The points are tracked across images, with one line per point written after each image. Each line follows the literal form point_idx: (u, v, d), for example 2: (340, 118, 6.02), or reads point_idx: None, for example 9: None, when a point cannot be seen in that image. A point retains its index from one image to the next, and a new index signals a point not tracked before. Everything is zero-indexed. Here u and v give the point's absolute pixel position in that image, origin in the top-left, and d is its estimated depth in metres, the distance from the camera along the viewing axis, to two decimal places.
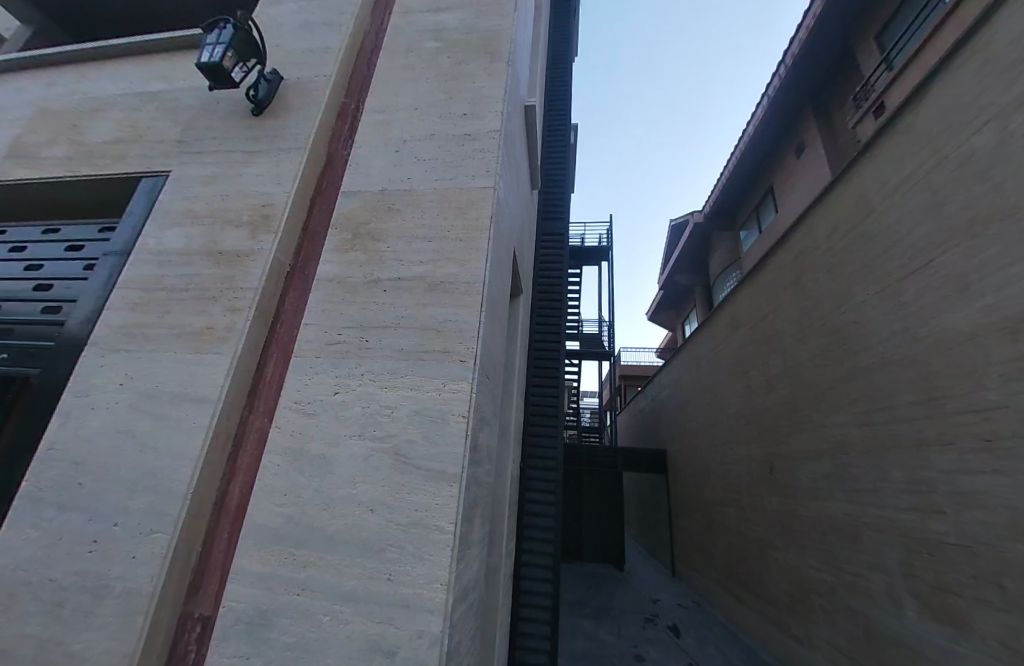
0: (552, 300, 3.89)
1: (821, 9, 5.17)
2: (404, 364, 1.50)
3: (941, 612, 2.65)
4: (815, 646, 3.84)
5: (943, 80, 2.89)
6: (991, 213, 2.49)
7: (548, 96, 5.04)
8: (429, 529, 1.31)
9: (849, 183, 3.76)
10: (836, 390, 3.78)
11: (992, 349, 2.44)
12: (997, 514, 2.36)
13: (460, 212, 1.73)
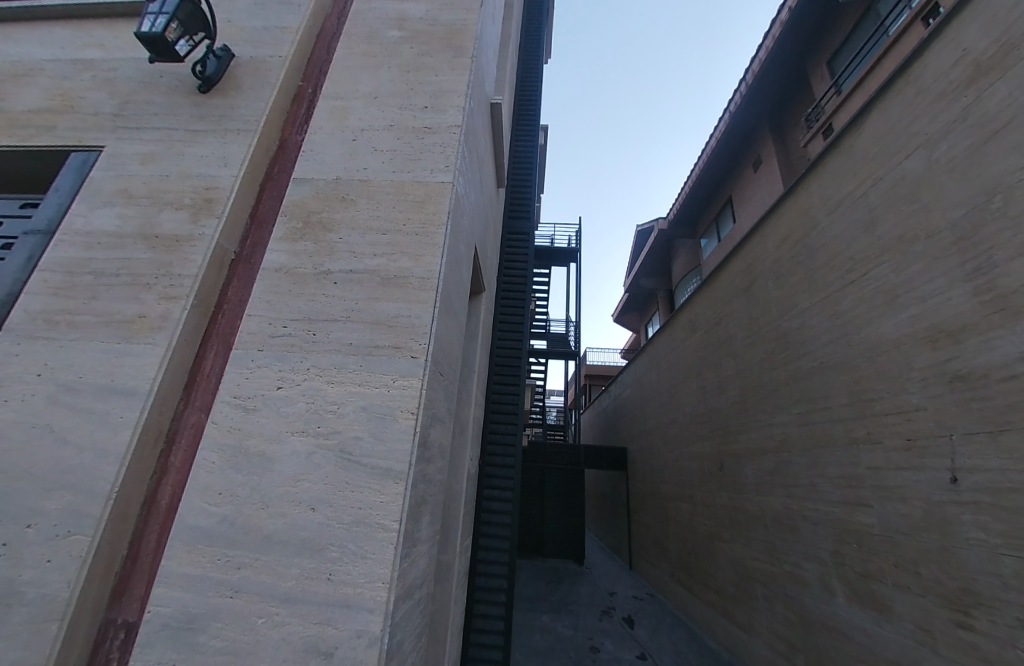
0: (515, 298, 3.91)
1: (780, 31, 5.51)
2: (351, 359, 1.46)
3: (866, 597, 2.88)
4: (756, 632, 4.08)
5: (880, 107, 3.13)
6: (918, 232, 2.71)
7: (518, 95, 5.05)
8: (373, 528, 1.28)
9: (797, 198, 4.00)
10: (780, 392, 4.02)
11: (915, 356, 2.67)
12: (915, 507, 2.59)
13: (417, 205, 1.70)
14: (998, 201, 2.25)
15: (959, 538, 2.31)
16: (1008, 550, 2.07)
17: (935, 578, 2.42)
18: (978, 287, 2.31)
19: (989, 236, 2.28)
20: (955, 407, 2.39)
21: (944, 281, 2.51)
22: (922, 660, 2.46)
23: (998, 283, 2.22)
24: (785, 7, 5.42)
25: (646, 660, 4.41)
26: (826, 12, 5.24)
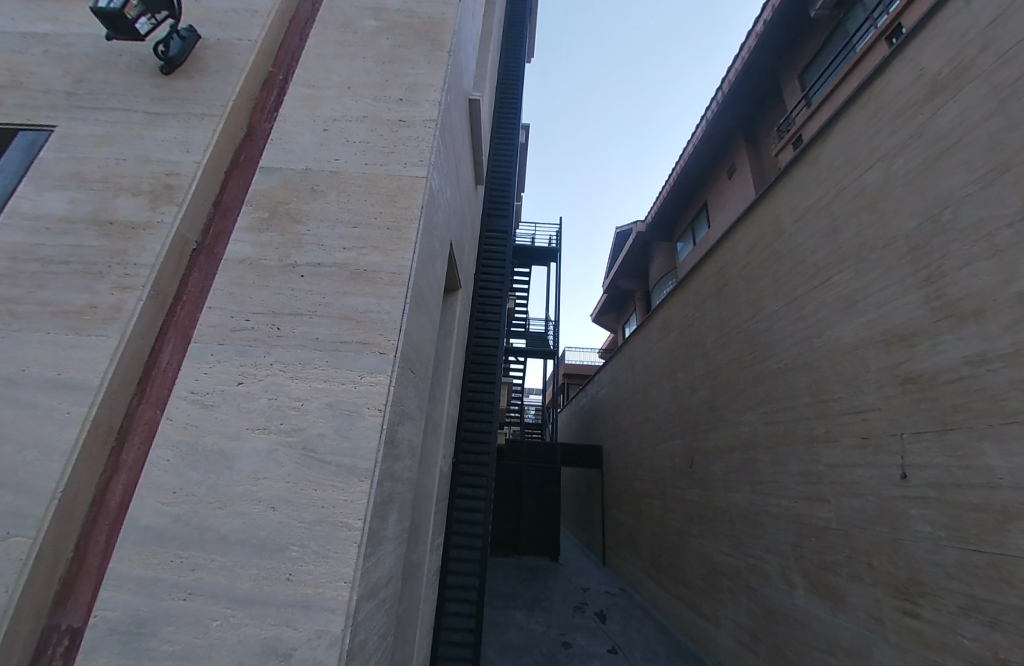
0: (492, 296, 3.91)
1: (756, 42, 5.69)
2: (318, 354, 1.43)
3: (823, 589, 3.02)
4: (721, 624, 4.22)
5: (844, 120, 3.27)
6: (876, 240, 2.85)
7: (500, 93, 5.03)
8: (336, 526, 1.26)
9: (767, 205, 4.14)
10: (747, 391, 4.16)
11: (871, 359, 2.81)
12: (868, 502, 2.73)
13: (390, 199, 1.67)
14: (949, 214, 2.39)
15: (907, 530, 2.45)
16: (950, 542, 2.21)
17: (886, 568, 2.56)
18: (929, 294, 2.45)
19: (940, 247, 2.42)
20: (906, 407, 2.53)
21: (899, 288, 2.65)
22: (872, 647, 2.60)
23: (947, 291, 2.36)
24: (761, 19, 5.60)
25: (617, 653, 4.50)
26: (799, 27, 5.45)
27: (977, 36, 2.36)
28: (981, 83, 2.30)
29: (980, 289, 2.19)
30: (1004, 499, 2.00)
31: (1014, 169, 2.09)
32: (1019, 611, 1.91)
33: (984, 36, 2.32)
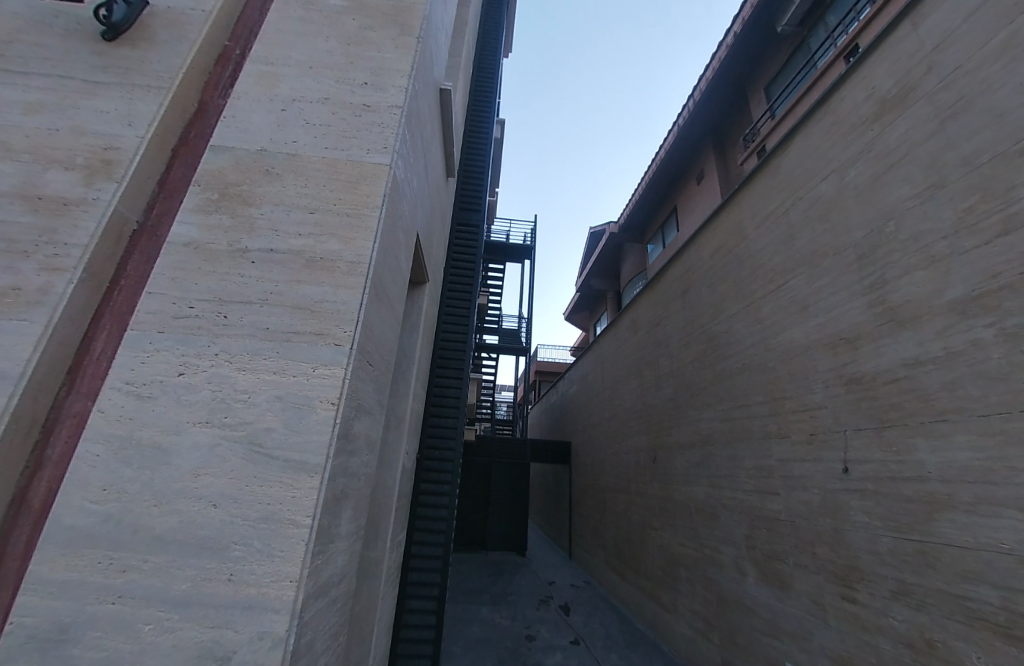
0: (461, 291, 3.86)
1: (727, 53, 5.87)
2: (267, 345, 1.37)
3: (771, 577, 3.18)
4: (678, 612, 4.39)
5: (803, 132, 3.44)
6: (828, 249, 3.01)
7: (476, 86, 4.98)
8: (281, 524, 1.20)
9: (730, 211, 4.30)
10: (708, 389, 4.32)
11: (819, 360, 2.97)
12: (813, 494, 2.89)
13: (350, 186, 1.62)
14: (892, 225, 2.55)
15: (847, 521, 2.62)
16: (885, 531, 2.38)
17: (828, 557, 2.73)
18: (872, 300, 2.62)
19: (883, 256, 2.58)
20: (849, 405, 2.69)
21: (846, 294, 2.81)
22: (814, 630, 2.76)
23: (888, 297, 2.52)
24: (731, 31, 5.78)
25: (579, 644, 4.60)
26: (766, 41, 5.68)
27: (923, 60, 2.52)
28: (925, 104, 2.46)
29: (917, 296, 2.36)
30: (933, 491, 2.16)
31: (950, 186, 2.25)
32: (941, 593, 2.08)
33: (928, 61, 2.49)
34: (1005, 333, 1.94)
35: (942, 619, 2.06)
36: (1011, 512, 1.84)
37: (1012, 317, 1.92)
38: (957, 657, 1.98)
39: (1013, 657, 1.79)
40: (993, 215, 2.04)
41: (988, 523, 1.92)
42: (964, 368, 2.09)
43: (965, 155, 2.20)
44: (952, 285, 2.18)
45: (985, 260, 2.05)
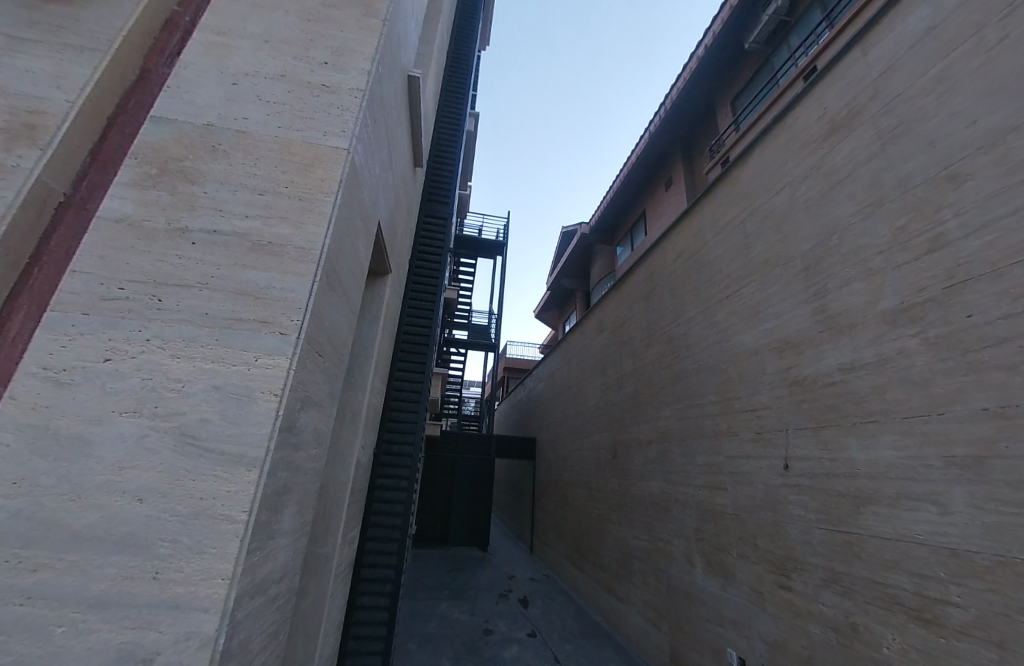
0: (427, 285, 3.81)
1: (698, 64, 6.06)
2: (206, 332, 1.30)
3: (716, 568, 3.35)
4: (631, 603, 4.54)
5: (760, 147, 3.61)
6: (779, 258, 3.18)
7: (450, 77, 4.91)
8: (215, 520, 1.15)
9: (692, 218, 4.45)
10: (665, 389, 4.48)
11: (767, 363, 3.14)
12: (757, 489, 3.06)
13: (304, 169, 1.55)
14: (836, 239, 2.72)
15: (786, 515, 2.79)
16: (818, 524, 2.55)
17: (767, 547, 2.90)
18: (815, 308, 2.79)
19: (827, 268, 2.76)
20: (792, 406, 2.87)
21: (793, 301, 2.98)
22: (753, 616, 2.93)
23: (829, 306, 2.70)
24: (702, 43, 5.98)
25: (535, 637, 4.67)
26: (734, 57, 5.91)
27: (869, 85, 2.69)
28: (869, 126, 2.64)
29: (855, 306, 2.53)
30: (860, 486, 2.34)
31: (888, 204, 2.43)
32: (864, 579, 2.26)
33: (873, 86, 2.66)
34: (928, 342, 2.12)
35: (864, 603, 2.24)
36: (926, 505, 2.02)
37: (934, 327, 2.11)
38: (876, 638, 2.16)
39: (923, 636, 1.97)
40: (923, 233, 2.22)
41: (906, 516, 2.10)
42: (892, 374, 2.27)
43: (901, 177, 2.38)
44: (885, 297, 2.36)
45: (914, 274, 2.23)
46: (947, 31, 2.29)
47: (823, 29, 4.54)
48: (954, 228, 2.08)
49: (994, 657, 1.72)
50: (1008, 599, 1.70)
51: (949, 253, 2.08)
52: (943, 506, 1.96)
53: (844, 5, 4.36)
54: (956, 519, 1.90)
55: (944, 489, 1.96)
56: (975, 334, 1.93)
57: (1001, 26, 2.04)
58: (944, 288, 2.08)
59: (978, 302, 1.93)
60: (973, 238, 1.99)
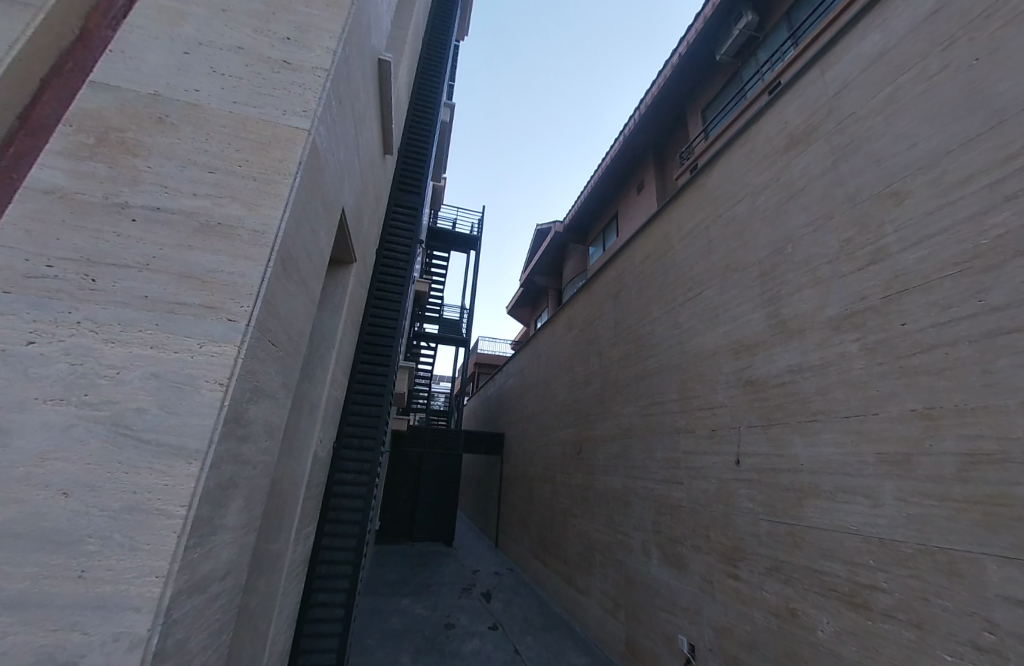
0: (394, 276, 3.73)
1: (672, 72, 6.22)
2: (145, 316, 1.22)
3: (671, 559, 3.49)
4: (590, 594, 4.66)
5: (726, 155, 3.74)
6: (738, 264, 3.33)
7: (425, 65, 4.81)
8: (150, 515, 1.09)
9: (660, 221, 4.58)
10: (629, 387, 4.61)
11: (723, 363, 3.29)
12: (710, 483, 3.21)
13: (260, 148, 1.49)
14: (790, 248, 2.87)
15: (736, 508, 2.94)
16: (764, 516, 2.70)
17: (718, 538, 3.05)
18: (769, 313, 2.94)
19: (781, 275, 2.91)
20: (745, 405, 3.02)
21: (749, 306, 3.13)
22: (703, 603, 3.08)
23: (781, 311, 2.85)
24: (677, 51, 6.13)
25: (497, 629, 4.72)
26: (706, 67, 6.11)
27: (825, 103, 2.85)
28: (824, 143, 2.79)
29: (804, 312, 2.68)
30: (803, 481, 2.50)
31: (837, 217, 2.59)
32: (803, 568, 2.42)
33: (829, 105, 2.82)
34: (866, 347, 2.28)
35: (803, 590, 2.40)
36: (860, 498, 2.19)
37: (872, 334, 2.27)
38: (811, 621, 2.33)
39: (853, 619, 2.14)
40: (866, 246, 2.38)
41: (842, 508, 2.26)
42: (835, 376, 2.43)
43: (850, 192, 2.53)
44: (831, 304, 2.51)
45: (857, 284, 2.39)
46: (895, 58, 2.45)
47: (789, 46, 4.76)
48: (894, 242, 2.24)
49: (912, 636, 1.89)
50: (926, 584, 1.87)
51: (888, 265, 2.24)
52: (874, 499, 2.12)
53: (808, 25, 4.60)
54: (884, 511, 2.07)
55: (876, 483, 2.12)
56: (907, 341, 2.10)
57: (942, 57, 2.20)
58: (883, 297, 2.24)
59: (911, 311, 2.10)
60: (909, 253, 2.15)
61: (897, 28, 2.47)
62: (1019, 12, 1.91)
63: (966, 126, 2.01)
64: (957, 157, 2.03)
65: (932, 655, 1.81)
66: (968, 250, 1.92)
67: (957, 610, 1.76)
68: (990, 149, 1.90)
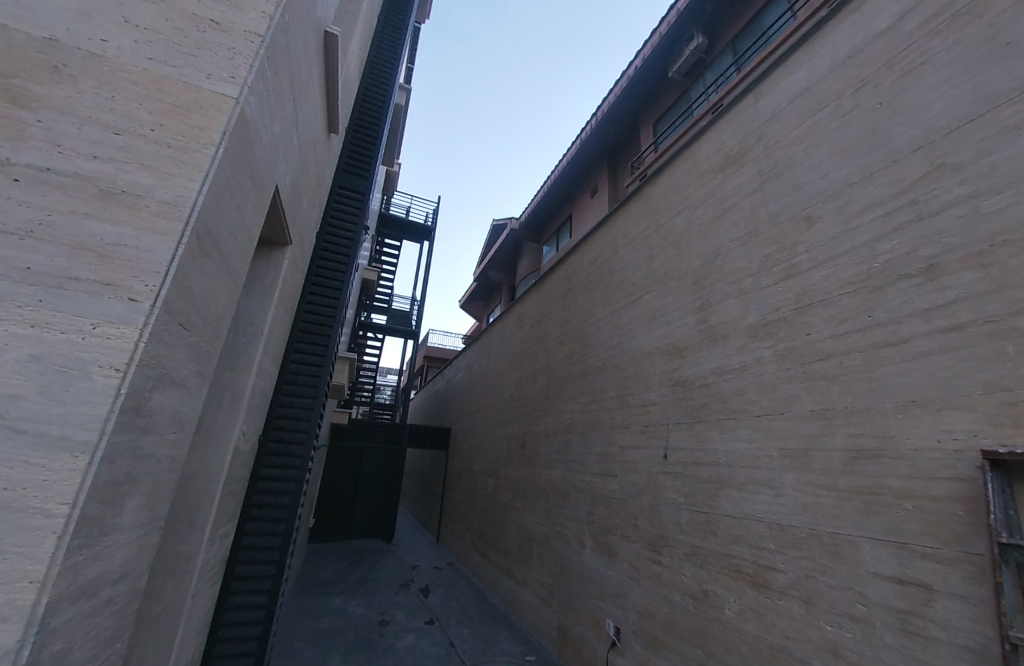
0: (337, 262, 3.57)
1: (628, 83, 6.45)
2: (25, 290, 1.07)
3: (603, 548, 3.67)
4: (527, 585, 4.79)
5: (669, 169, 3.97)
6: (674, 272, 3.56)
7: (380, 44, 4.63)
8: (23, 514, 0.96)
9: (609, 227, 4.77)
10: (572, 384, 4.77)
11: (657, 364, 3.50)
12: (641, 475, 3.42)
13: (178, 113, 1.36)
14: (720, 260, 3.12)
15: (662, 499, 3.15)
16: (686, 506, 2.93)
17: (645, 527, 3.26)
18: (699, 319, 3.17)
19: (710, 284, 3.15)
20: (674, 403, 3.24)
21: (682, 311, 3.36)
22: (629, 588, 3.29)
23: (709, 318, 3.08)
24: (634, 63, 6.37)
25: (433, 624, 4.70)
26: (659, 82, 6.41)
27: (756, 129, 3.11)
28: (752, 166, 3.06)
29: (728, 320, 2.93)
30: (720, 473, 2.74)
31: (760, 235, 2.85)
32: (716, 553, 2.65)
33: (759, 131, 3.08)
34: (777, 354, 2.54)
35: (714, 572, 2.64)
36: (765, 489, 2.44)
37: (783, 342, 2.52)
38: (721, 601, 2.56)
39: (754, 597, 2.38)
40: (782, 263, 2.64)
41: (751, 498, 2.51)
42: (750, 380, 2.68)
43: (772, 212, 2.79)
44: (752, 313, 2.76)
45: (771, 297, 2.65)
46: (814, 96, 2.74)
47: (732, 72, 5.12)
48: (805, 261, 2.50)
49: (802, 610, 2.14)
50: (815, 563, 2.13)
51: (800, 281, 2.51)
52: (777, 490, 2.38)
53: (749, 54, 4.98)
54: (785, 500, 2.32)
55: (780, 475, 2.38)
56: (811, 349, 2.36)
57: (853, 98, 2.49)
58: (794, 309, 2.50)
59: (815, 324, 2.36)
60: (817, 271, 2.42)
61: (819, 69, 2.76)
62: (913, 67, 2.22)
63: (866, 163, 2.30)
64: (858, 189, 2.31)
65: (817, 625, 2.07)
66: (863, 271, 2.19)
67: (839, 585, 2.02)
68: (886, 184, 2.18)
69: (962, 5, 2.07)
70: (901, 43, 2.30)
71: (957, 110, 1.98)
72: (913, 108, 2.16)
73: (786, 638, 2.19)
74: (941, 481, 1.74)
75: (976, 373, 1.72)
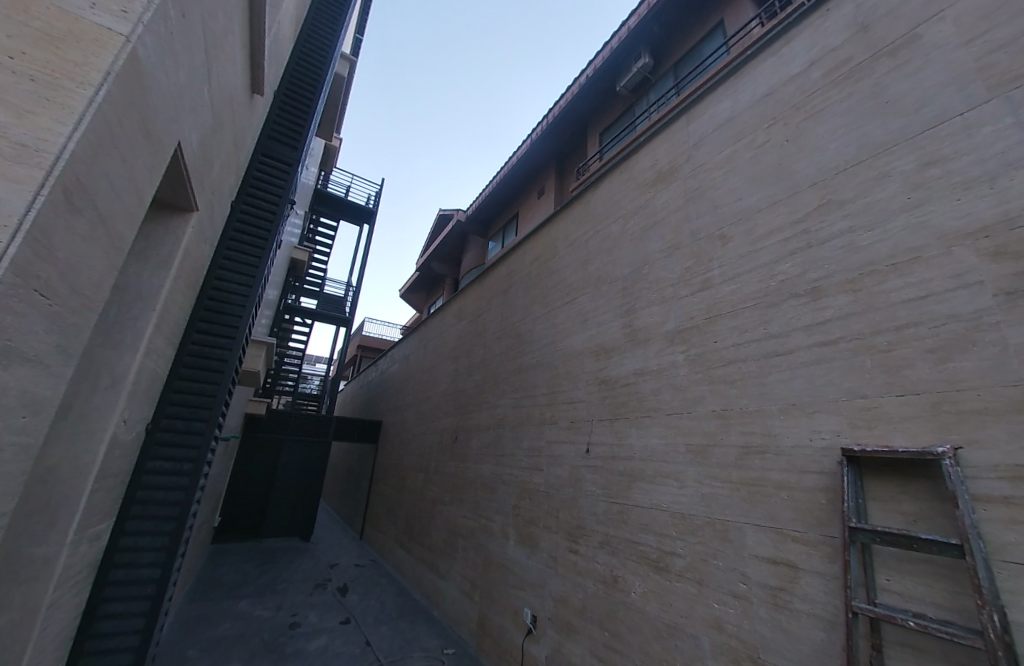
0: (255, 236, 3.27)
1: (578, 90, 6.65)
2: None
3: (526, 540, 3.78)
4: (451, 578, 4.79)
5: (609, 178, 4.15)
6: (607, 277, 3.75)
7: (320, 7, 4.31)
8: None
9: (551, 228, 4.89)
10: (506, 379, 4.84)
11: (586, 363, 3.67)
12: (565, 467, 3.57)
13: (47, 42, 1.15)
14: (647, 269, 3.34)
15: (583, 492, 3.32)
16: (603, 498, 3.11)
17: (565, 518, 3.41)
18: (625, 322, 3.38)
19: (637, 291, 3.35)
20: (599, 400, 3.41)
21: (611, 314, 3.55)
22: (548, 577, 3.41)
23: (634, 322, 3.29)
24: (585, 73, 6.58)
25: (349, 623, 4.53)
26: (608, 94, 6.65)
27: (686, 150, 3.37)
28: (680, 184, 3.31)
29: (650, 324, 3.15)
30: (634, 466, 2.95)
31: (682, 248, 3.09)
32: (627, 540, 2.84)
33: (689, 151, 3.33)
34: (689, 358, 2.78)
35: (624, 558, 2.83)
36: (672, 481, 2.66)
37: (695, 348, 2.77)
38: (628, 585, 2.76)
39: (656, 580, 2.59)
40: (700, 276, 2.89)
41: (659, 489, 2.73)
42: (665, 381, 2.90)
43: (694, 229, 3.04)
44: (671, 320, 2.99)
45: (688, 306, 2.90)
46: (736, 126, 3.03)
47: (672, 94, 5.47)
48: (717, 276, 2.77)
49: (695, 590, 2.37)
50: (708, 548, 2.37)
51: (712, 293, 2.76)
52: (681, 482, 2.61)
53: (688, 80, 5.35)
54: (687, 491, 2.56)
55: (684, 469, 2.61)
56: (717, 355, 2.62)
57: (767, 132, 2.79)
58: (705, 319, 2.75)
59: (721, 334, 2.63)
60: (726, 285, 2.69)
61: (742, 101, 3.05)
62: (815, 111, 2.53)
63: (773, 192, 2.59)
64: (764, 215, 2.60)
65: (706, 603, 2.31)
66: (763, 288, 2.48)
67: (725, 566, 2.27)
68: (787, 213, 2.47)
69: (857, 62, 2.41)
70: (809, 89, 2.62)
71: (845, 154, 2.30)
72: (812, 148, 2.47)
73: (681, 616, 2.41)
74: (811, 473, 2.02)
75: (842, 382, 2.02)
